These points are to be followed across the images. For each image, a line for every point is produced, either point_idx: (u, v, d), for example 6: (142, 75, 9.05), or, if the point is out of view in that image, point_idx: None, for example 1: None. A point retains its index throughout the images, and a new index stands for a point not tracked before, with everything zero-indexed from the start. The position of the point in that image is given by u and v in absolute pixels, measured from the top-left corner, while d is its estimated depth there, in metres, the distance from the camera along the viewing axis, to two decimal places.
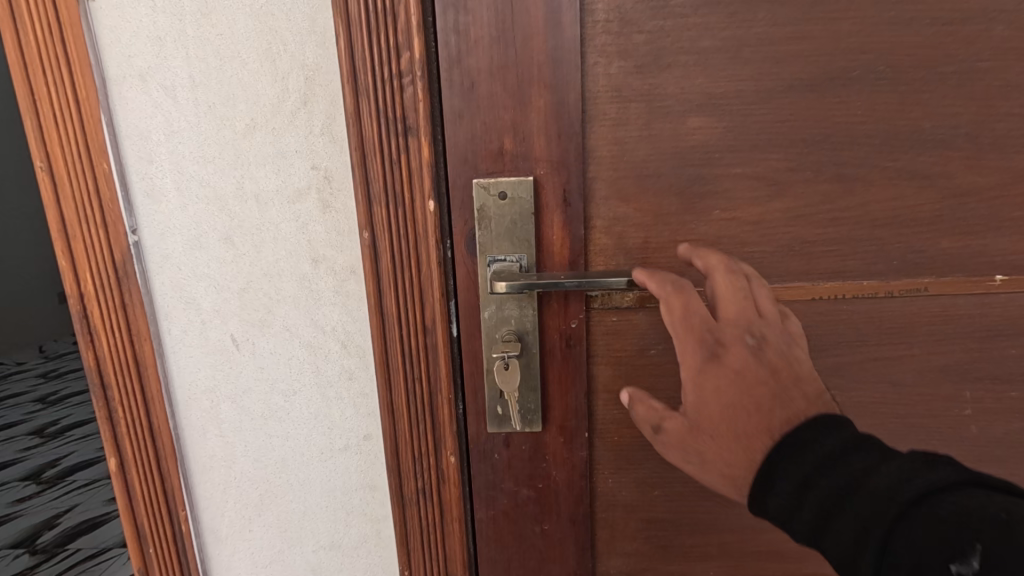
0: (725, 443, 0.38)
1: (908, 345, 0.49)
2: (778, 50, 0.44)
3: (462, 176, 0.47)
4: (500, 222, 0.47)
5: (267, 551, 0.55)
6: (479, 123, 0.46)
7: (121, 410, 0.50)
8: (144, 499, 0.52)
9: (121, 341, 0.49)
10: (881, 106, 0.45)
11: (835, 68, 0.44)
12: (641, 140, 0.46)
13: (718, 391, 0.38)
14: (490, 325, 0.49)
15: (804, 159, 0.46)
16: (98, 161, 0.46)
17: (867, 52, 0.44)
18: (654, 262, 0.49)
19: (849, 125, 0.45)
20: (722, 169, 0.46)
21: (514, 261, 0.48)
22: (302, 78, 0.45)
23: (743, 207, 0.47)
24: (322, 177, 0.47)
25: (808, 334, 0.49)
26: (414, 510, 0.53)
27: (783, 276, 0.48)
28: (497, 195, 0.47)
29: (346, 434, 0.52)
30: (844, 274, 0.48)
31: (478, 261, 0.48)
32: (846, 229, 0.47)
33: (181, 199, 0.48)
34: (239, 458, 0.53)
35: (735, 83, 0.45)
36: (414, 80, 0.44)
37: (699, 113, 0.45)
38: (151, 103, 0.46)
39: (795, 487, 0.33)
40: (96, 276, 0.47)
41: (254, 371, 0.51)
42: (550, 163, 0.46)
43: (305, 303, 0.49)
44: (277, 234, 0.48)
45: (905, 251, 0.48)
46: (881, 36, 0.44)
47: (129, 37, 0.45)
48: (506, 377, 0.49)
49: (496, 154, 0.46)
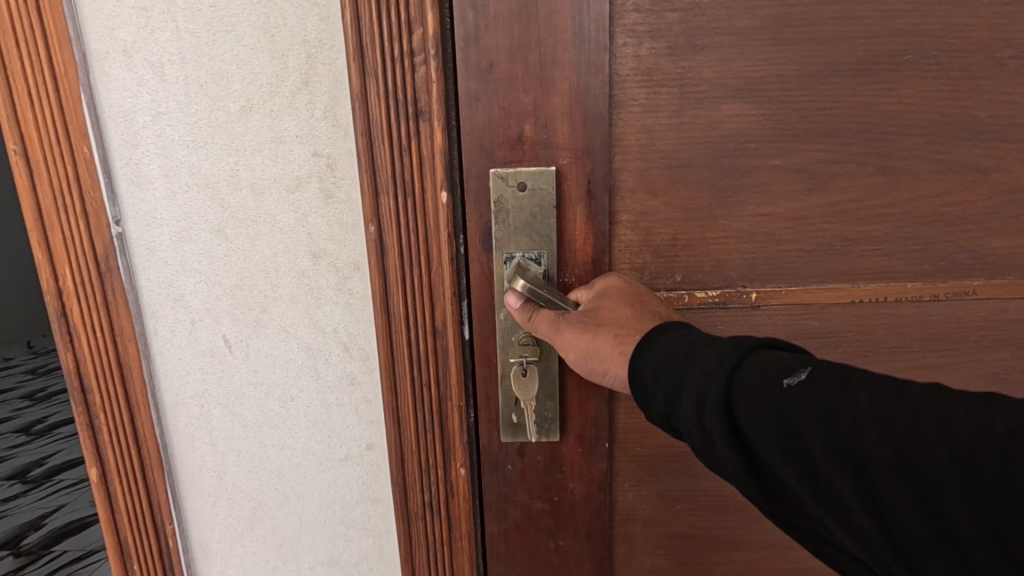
0: (618, 317, 0.40)
1: (953, 351, 0.48)
2: (823, 32, 0.42)
3: (478, 165, 0.44)
4: (517, 215, 0.44)
5: (261, 567, 0.52)
6: (498, 108, 0.42)
7: (102, 415, 0.46)
8: (127, 512, 0.48)
9: (103, 342, 0.45)
10: (932, 93, 0.43)
11: (884, 52, 0.42)
12: (671, 127, 0.43)
13: (614, 291, 0.42)
14: (503, 327, 0.46)
15: (846, 151, 0.44)
16: (78, 144, 0.42)
17: (920, 35, 0.42)
18: (685, 258, 0.46)
19: (897, 113, 0.43)
20: (758, 161, 0.44)
21: (533, 257, 0.44)
22: (303, 55, 0.41)
23: (780, 202, 0.45)
24: (324, 165, 0.43)
25: (844, 335, 0.48)
26: (419, 526, 0.49)
27: (821, 277, 0.46)
28: (515, 186, 0.43)
29: (347, 443, 0.48)
30: (888, 275, 0.47)
31: (494, 258, 0.44)
32: (889, 226, 0.46)
33: (170, 187, 0.44)
34: (231, 468, 0.49)
35: (775, 67, 0.42)
36: (427, 58, 0.41)
37: (736, 99, 0.43)
38: (136, 81, 0.42)
39: (663, 355, 0.35)
40: (77, 271, 0.44)
41: (248, 374, 0.47)
42: (573, 152, 0.43)
43: (305, 301, 0.46)
44: (274, 227, 0.44)
45: (952, 252, 0.46)
46: (936, 17, 0.42)
47: (112, 7, 0.40)
48: (524, 385, 0.46)
49: (516, 141, 0.43)
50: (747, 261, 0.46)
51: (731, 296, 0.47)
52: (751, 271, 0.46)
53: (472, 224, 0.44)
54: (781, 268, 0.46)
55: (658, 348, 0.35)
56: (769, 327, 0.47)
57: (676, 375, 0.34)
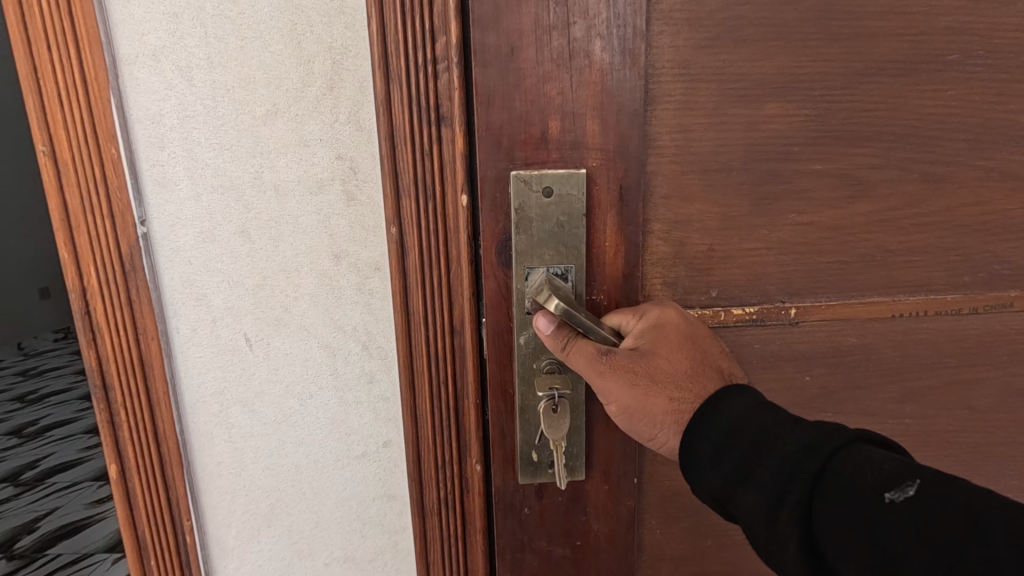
0: (673, 367, 0.41)
1: (989, 362, 0.55)
2: (869, 27, 0.46)
3: (499, 167, 0.44)
4: (541, 226, 0.45)
5: (277, 562, 0.52)
6: (522, 102, 0.43)
7: (123, 412, 0.47)
8: (146, 507, 0.49)
9: (126, 340, 0.46)
10: (977, 93, 0.49)
11: (934, 52, 0.47)
12: (709, 127, 0.46)
13: (669, 335, 0.43)
14: (525, 355, 0.46)
15: (889, 155, 0.49)
16: (106, 146, 0.43)
17: (967, 35, 0.48)
18: (720, 271, 0.49)
19: (943, 114, 0.49)
20: (801, 166, 0.48)
21: (559, 270, 0.46)
22: (328, 61, 0.42)
23: (819, 210, 0.49)
24: (347, 168, 0.44)
25: (880, 351, 0.53)
26: (435, 521, 0.50)
27: (862, 290, 0.52)
28: (540, 190, 0.44)
29: (365, 440, 0.49)
30: (927, 289, 0.53)
31: (516, 272, 0.45)
32: (932, 236, 0.52)
33: (195, 189, 0.44)
34: (249, 465, 0.50)
35: (818, 65, 0.46)
36: (450, 65, 0.42)
37: (780, 98, 0.46)
38: (163, 84, 0.42)
39: (722, 432, 0.38)
40: (102, 271, 0.45)
41: (268, 373, 0.48)
42: (603, 153, 0.45)
43: (325, 302, 0.47)
44: (297, 228, 0.45)
45: (984, 260, 0.53)
46: (982, 16, 0.47)
47: (143, 12, 0.41)
48: (553, 425, 0.45)
49: (539, 142, 0.44)
50: (786, 273, 0.50)
51: (770, 310, 0.51)
52: (788, 285, 0.51)
53: (489, 230, 0.45)
54: (824, 282, 0.51)
55: (715, 422, 0.39)
56: (807, 338, 0.52)
57: (734, 456, 0.37)
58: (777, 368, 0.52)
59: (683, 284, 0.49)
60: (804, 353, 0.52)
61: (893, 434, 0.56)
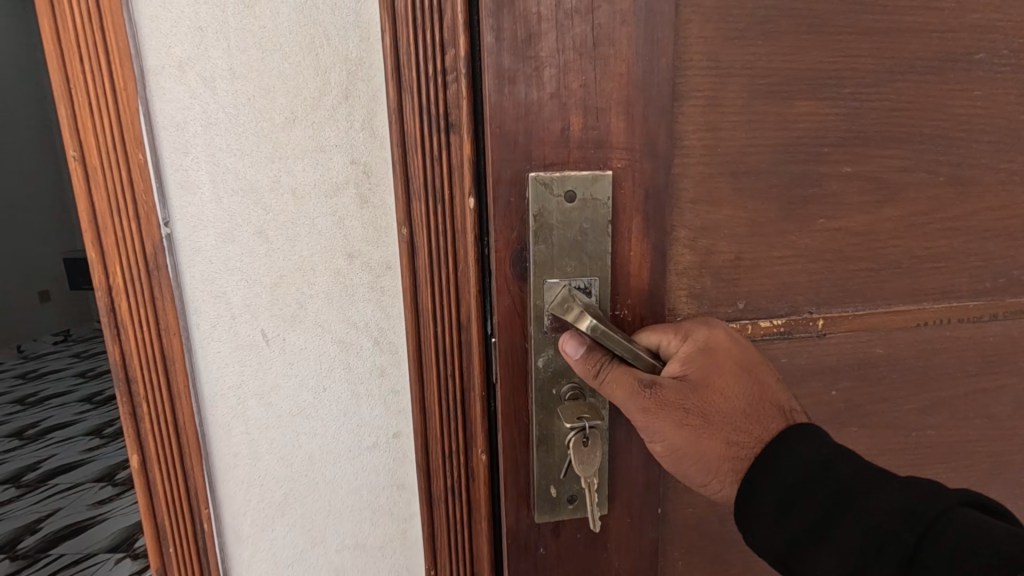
0: (726, 406, 0.45)
1: (1003, 366, 0.63)
2: (903, 23, 0.50)
3: (518, 167, 0.44)
4: (559, 231, 0.45)
5: (290, 550, 0.54)
6: (550, 95, 0.44)
7: (145, 404, 0.50)
8: (165, 497, 0.52)
9: (149, 334, 0.48)
10: (1001, 92, 0.55)
11: (964, 52, 0.53)
12: (739, 126, 0.49)
13: (719, 365, 0.46)
14: (543, 378, 0.48)
15: (918, 158, 0.54)
16: (133, 152, 0.45)
17: (993, 35, 0.53)
18: (747, 282, 0.53)
19: (972, 113, 0.54)
20: (831, 169, 0.52)
21: (581, 283, 0.47)
22: (343, 73, 0.45)
23: (849, 215, 0.53)
24: (361, 172, 0.47)
25: (906, 361, 0.59)
26: (442, 509, 0.52)
27: (887, 299, 0.57)
28: (560, 195, 0.45)
29: (375, 432, 0.52)
30: (950, 296, 0.59)
31: (532, 286, 0.46)
32: (957, 241, 0.58)
33: (216, 192, 0.47)
34: (264, 456, 0.52)
35: (849, 60, 0.50)
36: (458, 76, 0.44)
37: (810, 96, 0.50)
38: (188, 93, 0.45)
39: (792, 486, 0.43)
40: (127, 269, 0.47)
41: (284, 367, 0.50)
42: (628, 153, 0.46)
43: (339, 299, 0.49)
44: (313, 228, 0.48)
45: (999, 262, 0.60)
46: (1007, 16, 0.53)
47: (169, 27, 0.44)
48: (583, 458, 0.46)
49: (559, 137, 0.45)
50: (814, 282, 0.55)
51: (798, 321, 0.55)
52: (816, 296, 0.55)
53: (503, 240, 0.45)
54: (852, 291, 0.56)
55: (785, 477, 0.44)
56: (836, 347, 0.57)
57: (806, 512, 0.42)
58: (805, 380, 0.57)
59: (709, 295, 0.52)
60: (834, 365, 0.57)
61: (919, 442, 0.62)
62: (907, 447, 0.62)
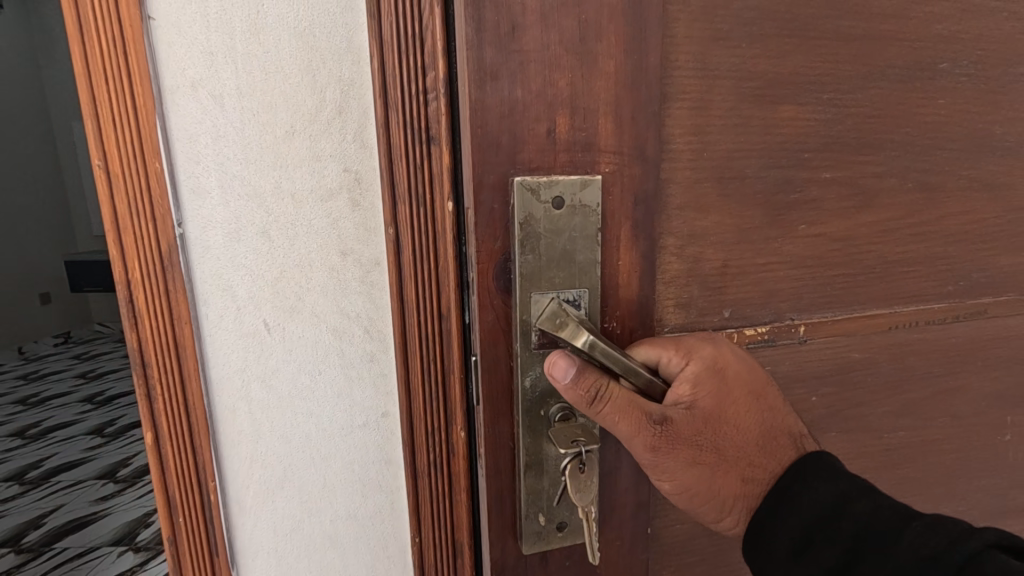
0: (739, 438, 0.50)
1: (966, 362, 0.70)
2: (876, 32, 0.56)
3: (502, 171, 0.46)
4: (546, 239, 0.47)
5: (288, 520, 0.60)
6: (530, 91, 0.46)
7: (159, 386, 0.55)
8: (176, 471, 0.57)
9: (163, 323, 0.54)
10: (962, 100, 0.61)
11: (931, 62, 0.59)
12: (725, 132, 0.52)
13: (730, 395, 0.50)
14: (529, 401, 0.50)
15: (890, 164, 0.60)
16: (151, 161, 0.51)
17: (955, 47, 0.59)
18: (733, 290, 0.57)
19: (938, 120, 0.61)
20: (811, 174, 0.57)
21: (569, 295, 0.49)
22: (338, 91, 0.52)
23: (828, 218, 0.59)
24: (353, 179, 0.54)
25: (879, 365, 0.66)
26: (425, 482, 0.58)
27: (864, 303, 0.63)
28: (547, 202, 0.47)
29: (366, 411, 0.58)
30: (921, 299, 0.66)
31: (518, 300, 0.48)
32: (926, 246, 0.64)
33: (224, 197, 0.53)
34: (265, 434, 0.58)
35: (828, 66, 0.55)
36: (438, 94, 0.49)
37: (793, 101, 0.54)
38: (200, 110, 0.51)
39: (809, 513, 0.48)
40: (144, 265, 0.53)
41: (284, 353, 0.56)
42: (616, 156, 0.49)
43: (334, 291, 0.55)
44: (310, 229, 0.54)
45: (961, 266, 0.67)
46: (965, 31, 0.59)
47: (184, 52, 0.50)
48: (579, 484, 0.49)
49: (545, 140, 0.47)
50: (797, 286, 0.60)
51: (780, 330, 0.60)
52: (799, 302, 0.60)
53: (486, 249, 0.47)
54: (832, 298, 0.62)
55: (803, 505, 0.48)
56: (815, 353, 0.63)
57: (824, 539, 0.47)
58: (786, 378, 0.62)
59: (697, 304, 0.56)
60: (815, 370, 0.63)
61: (892, 437, 0.69)
62: (882, 440, 0.68)
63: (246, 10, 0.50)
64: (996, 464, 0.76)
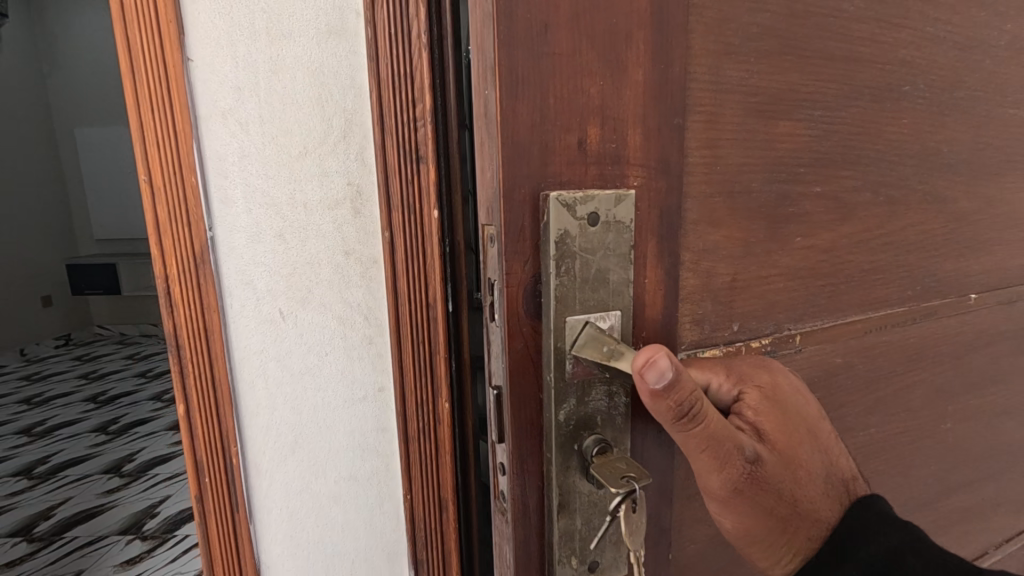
0: (811, 477, 0.50)
1: (933, 367, 0.73)
2: (858, 51, 0.55)
3: (532, 185, 0.41)
4: (582, 259, 0.43)
5: (298, 481, 0.70)
6: (553, 97, 0.41)
7: (190, 364, 0.66)
8: (205, 437, 0.68)
9: (195, 311, 0.65)
10: (918, 119, 0.62)
11: (902, 82, 0.60)
12: (736, 148, 0.50)
13: (798, 434, 0.50)
14: (563, 435, 0.45)
15: (862, 177, 0.60)
16: (189, 176, 0.62)
17: (913, 69, 0.61)
18: (741, 303, 0.55)
19: (902, 137, 0.62)
20: (803, 188, 0.55)
21: (602, 320, 0.45)
22: (343, 119, 0.63)
23: (817, 232, 0.58)
24: (355, 191, 0.64)
25: (857, 371, 0.66)
26: (416, 447, 0.69)
27: (843, 312, 0.63)
28: (582, 219, 0.43)
29: (365, 386, 0.69)
30: (886, 304, 0.66)
31: (550, 327, 0.43)
32: (888, 254, 0.64)
33: (248, 206, 0.64)
34: (280, 407, 0.68)
35: (817, 85, 0.54)
36: (426, 122, 0.60)
37: (792, 116, 0.53)
38: (229, 134, 0.62)
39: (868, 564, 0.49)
40: (182, 262, 0.64)
41: (296, 337, 0.67)
42: (644, 170, 0.46)
43: (338, 284, 0.66)
44: (319, 233, 0.65)
45: (922, 276, 0.69)
46: (925, 53, 0.61)
47: (217, 86, 0.60)
48: (631, 524, 0.43)
49: (576, 151, 0.43)
50: (792, 299, 0.58)
51: (780, 341, 0.58)
52: (794, 314, 0.59)
53: (518, 270, 0.42)
54: (819, 307, 0.61)
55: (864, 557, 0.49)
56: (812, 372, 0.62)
57: None
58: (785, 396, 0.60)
59: (709, 320, 0.53)
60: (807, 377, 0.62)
61: (878, 449, 0.70)
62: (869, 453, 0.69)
63: (268, 54, 0.60)
64: (962, 466, 0.79)
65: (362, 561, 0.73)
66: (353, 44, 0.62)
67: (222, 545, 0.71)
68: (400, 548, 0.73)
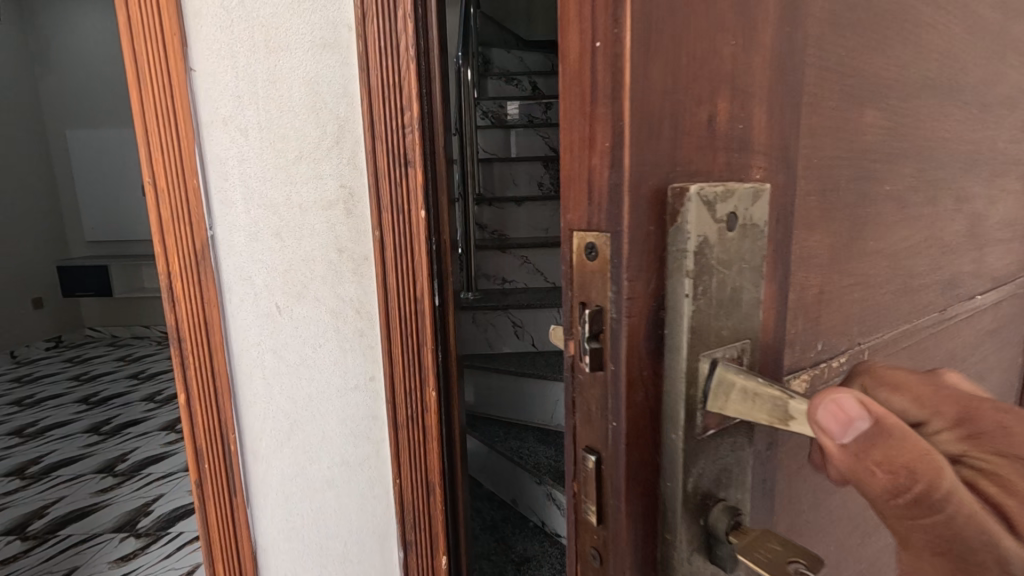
0: None
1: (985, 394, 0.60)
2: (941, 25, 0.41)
3: (659, 179, 0.25)
4: (718, 276, 0.27)
5: (294, 466, 0.75)
6: (685, 59, 0.25)
7: (191, 356, 0.70)
8: (204, 425, 0.72)
9: (196, 305, 0.69)
10: (988, 118, 0.50)
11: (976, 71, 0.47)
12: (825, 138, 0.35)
13: None
14: (690, 512, 0.27)
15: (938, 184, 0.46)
16: (191, 179, 0.66)
17: (985, 59, 0.48)
18: (824, 320, 0.37)
19: (972, 138, 0.48)
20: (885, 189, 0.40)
21: (734, 351, 0.28)
22: (336, 125, 0.66)
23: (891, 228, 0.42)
24: (347, 192, 0.68)
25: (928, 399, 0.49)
26: (404, 433, 0.73)
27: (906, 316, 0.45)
28: (722, 222, 0.27)
29: (357, 376, 0.73)
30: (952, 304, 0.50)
31: (677, 368, 0.26)
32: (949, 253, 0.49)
33: (247, 207, 0.68)
34: (276, 396, 0.73)
35: (898, 69, 0.39)
36: (413, 129, 0.65)
37: (879, 102, 0.38)
38: (230, 140, 0.66)
39: None
40: (184, 259, 0.68)
41: (293, 329, 0.71)
42: (768, 160, 0.30)
43: (332, 280, 0.70)
44: (313, 232, 0.69)
45: (990, 294, 0.56)
46: (996, 34, 0.48)
47: (218, 95, 0.65)
48: None
49: (705, 133, 0.27)
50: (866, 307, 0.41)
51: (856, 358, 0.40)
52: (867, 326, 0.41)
53: (642, 296, 0.26)
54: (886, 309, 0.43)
55: None
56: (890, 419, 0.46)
57: None
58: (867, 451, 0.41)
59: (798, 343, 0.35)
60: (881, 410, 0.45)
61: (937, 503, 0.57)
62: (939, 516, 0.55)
63: (266, 65, 0.65)
64: None
65: (354, 542, 0.77)
66: (344, 55, 0.65)
67: (221, 527, 0.75)
68: (390, 531, 0.77)
